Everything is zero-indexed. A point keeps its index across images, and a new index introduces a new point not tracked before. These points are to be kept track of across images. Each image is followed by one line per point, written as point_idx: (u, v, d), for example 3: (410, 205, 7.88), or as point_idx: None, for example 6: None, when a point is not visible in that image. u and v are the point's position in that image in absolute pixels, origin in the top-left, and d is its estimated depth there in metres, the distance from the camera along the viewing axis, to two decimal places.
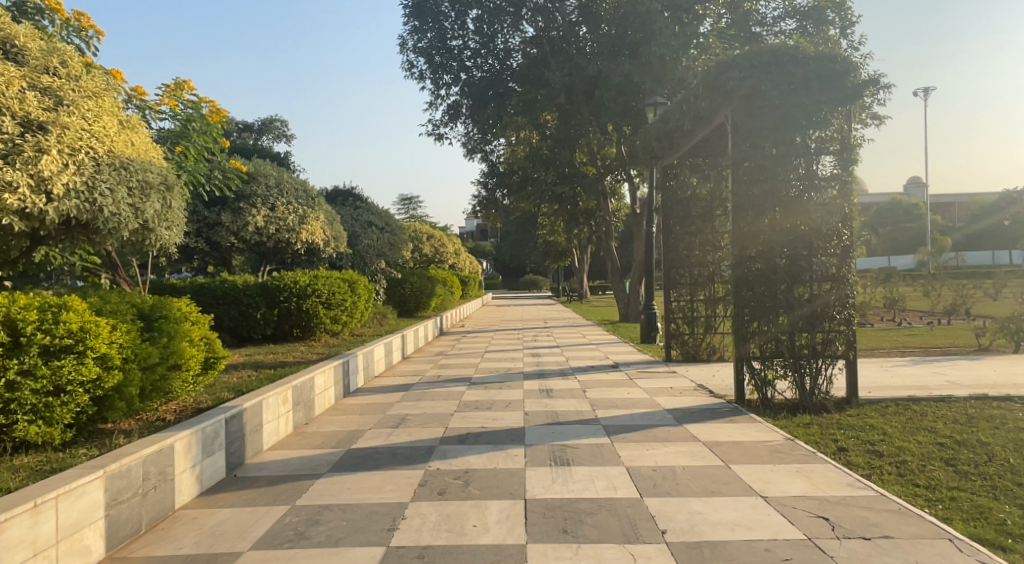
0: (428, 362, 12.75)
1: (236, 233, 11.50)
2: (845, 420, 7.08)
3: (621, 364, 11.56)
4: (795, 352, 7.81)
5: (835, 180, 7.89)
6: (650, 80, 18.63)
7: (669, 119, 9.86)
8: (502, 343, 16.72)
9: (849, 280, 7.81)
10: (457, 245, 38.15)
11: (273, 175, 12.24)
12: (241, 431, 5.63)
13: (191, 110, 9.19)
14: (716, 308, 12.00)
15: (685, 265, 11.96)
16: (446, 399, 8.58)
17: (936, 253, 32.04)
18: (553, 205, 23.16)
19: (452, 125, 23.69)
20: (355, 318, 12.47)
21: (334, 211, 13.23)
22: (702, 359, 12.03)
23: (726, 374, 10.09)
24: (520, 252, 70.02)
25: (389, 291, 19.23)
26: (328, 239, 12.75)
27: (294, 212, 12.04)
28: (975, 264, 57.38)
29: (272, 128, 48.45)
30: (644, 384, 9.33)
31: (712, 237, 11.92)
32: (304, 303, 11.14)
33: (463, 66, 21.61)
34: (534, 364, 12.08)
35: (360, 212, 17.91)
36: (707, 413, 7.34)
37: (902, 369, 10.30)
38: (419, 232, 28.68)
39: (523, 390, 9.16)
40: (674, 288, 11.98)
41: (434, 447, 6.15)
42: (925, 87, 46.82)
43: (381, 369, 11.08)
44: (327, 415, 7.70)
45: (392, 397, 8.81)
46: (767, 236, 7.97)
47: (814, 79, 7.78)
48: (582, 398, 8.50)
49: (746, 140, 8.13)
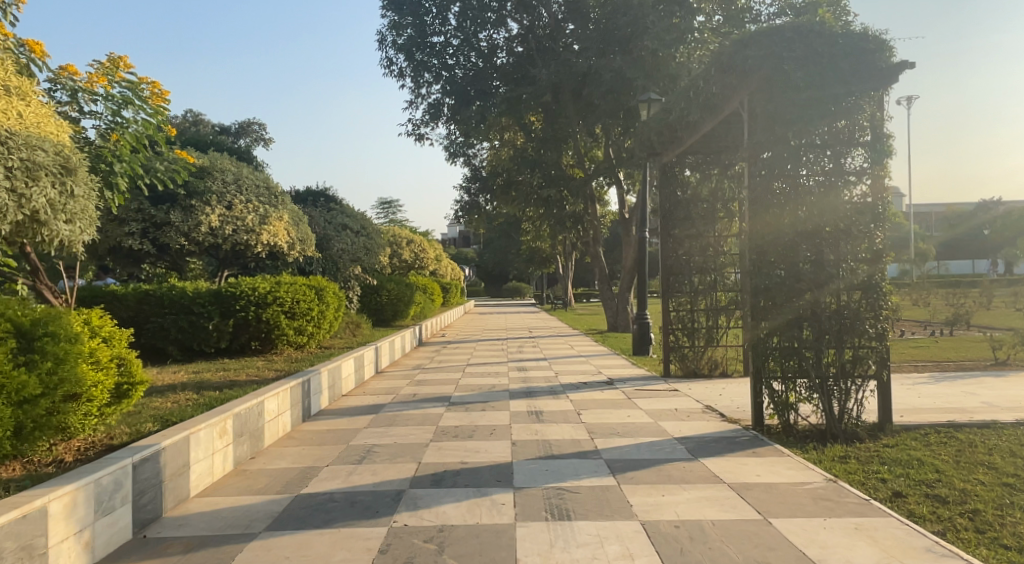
0: (403, 377, 11.57)
1: (187, 234, 10.31)
2: (886, 452, 6.06)
3: (616, 381, 10.46)
4: (822, 371, 6.79)
5: (866, 175, 6.90)
6: (643, 77, 17.63)
7: (671, 110, 8.83)
8: (485, 354, 15.58)
9: (882, 288, 6.80)
10: (439, 251, 36.90)
11: (232, 170, 11.08)
12: (156, 478, 4.51)
13: (129, 92, 8.05)
14: (719, 318, 10.99)
15: (685, 272, 10.93)
16: (420, 425, 7.44)
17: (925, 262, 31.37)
18: (539, 209, 21.91)
19: (432, 124, 22.60)
20: (322, 329, 11.30)
21: (300, 212, 12.08)
22: (704, 374, 10.96)
23: (735, 393, 9.04)
24: (503, 259, 68.79)
25: (364, 299, 18.03)
26: (293, 242, 11.60)
27: (254, 211, 10.90)
28: (958, 272, 57.18)
29: (249, 132, 47.05)
30: (645, 406, 8.25)
31: (713, 241, 10.93)
32: (263, 312, 9.99)
33: (444, 63, 20.55)
34: (520, 380, 10.96)
35: (333, 214, 16.72)
36: (725, 444, 6.27)
37: (927, 388, 9.31)
38: (398, 237, 27.44)
39: (509, 413, 8.04)
40: (673, 296, 10.95)
41: (403, 492, 5.02)
42: (908, 98, 46.44)
43: (349, 387, 9.92)
44: (278, 446, 6.54)
45: (358, 422, 7.66)
46: (788, 239, 6.96)
47: (843, 59, 6.81)
48: (578, 423, 7.39)
49: (765, 129, 7.11)
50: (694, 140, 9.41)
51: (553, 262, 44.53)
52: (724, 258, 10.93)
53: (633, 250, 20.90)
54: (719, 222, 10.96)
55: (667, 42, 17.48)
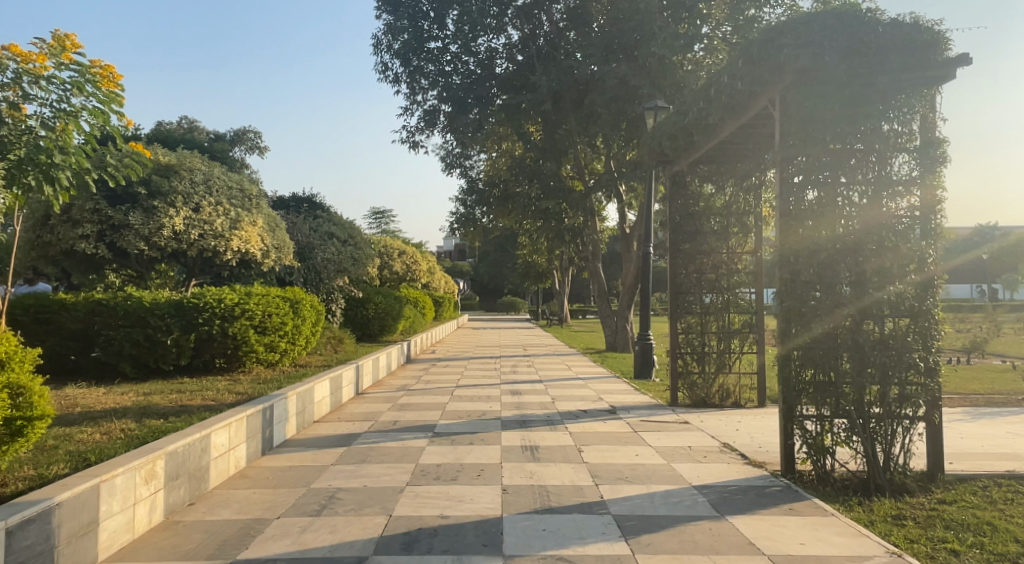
0: (384, 400, 10.56)
1: (147, 238, 9.34)
2: (947, 512, 5.11)
3: (618, 409, 9.48)
4: (864, 412, 5.85)
5: (915, 185, 5.99)
6: (648, 84, 16.80)
7: (686, 111, 7.93)
8: (477, 374, 14.62)
9: (934, 316, 5.87)
10: (432, 264, 35.93)
11: (201, 169, 10.13)
12: (43, 546, 3.51)
13: (78, 75, 7.08)
14: (732, 342, 9.98)
15: (695, 290, 10.00)
16: (396, 462, 6.45)
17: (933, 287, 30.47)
18: (536, 222, 20.95)
19: (427, 132, 21.70)
20: (296, 346, 10.33)
21: (278, 217, 11.13)
22: (713, 404, 9.98)
23: (753, 428, 8.06)
24: (498, 274, 67.74)
25: (349, 312, 17.05)
26: (268, 249, 10.65)
27: (224, 214, 9.95)
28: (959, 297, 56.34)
29: (245, 140, 46.28)
30: (654, 442, 7.28)
31: (726, 258, 9.97)
32: (230, 327, 9.04)
33: (441, 69, 19.75)
34: (513, 406, 9.98)
35: (320, 222, 15.76)
36: (754, 498, 5.30)
37: (966, 426, 8.35)
38: (389, 248, 26.47)
39: (500, 448, 7.06)
40: (681, 316, 10.01)
41: (365, 560, 4.04)
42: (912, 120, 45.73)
43: (323, 411, 8.92)
44: (225, 489, 5.54)
45: (325, 458, 6.66)
46: (825, 257, 6.03)
47: (894, 50, 5.89)
48: (579, 463, 6.42)
49: (798, 130, 6.19)
50: (710, 146, 8.52)
51: (549, 276, 43.71)
52: (737, 276, 9.96)
53: (634, 267, 20.05)
54: (732, 238, 10.02)
55: (676, 47, 16.59)
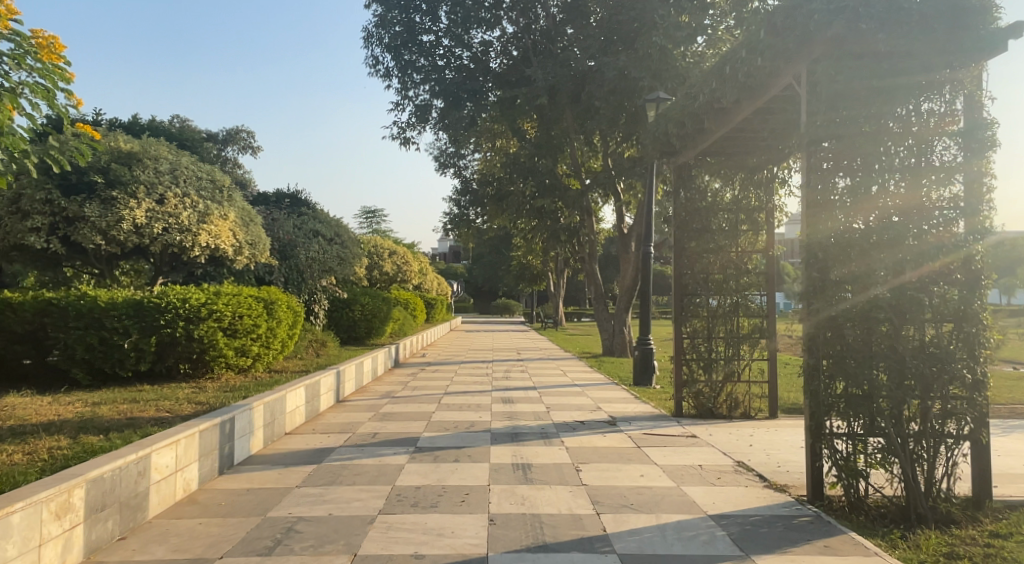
0: (366, 408, 9.80)
1: (105, 233, 8.64)
2: (1005, 550, 4.38)
3: (619, 420, 8.75)
4: (902, 430, 5.12)
5: (958, 172, 5.24)
6: (649, 76, 15.99)
7: (697, 94, 7.21)
8: (467, 380, 13.84)
9: (983, 321, 5.11)
10: (425, 265, 35.14)
11: (168, 157, 9.44)
12: None
13: (17, 45, 6.32)
14: (741, 349, 9.21)
15: (701, 292, 9.28)
16: (371, 484, 5.70)
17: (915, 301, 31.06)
18: (531, 222, 20.14)
19: (419, 128, 20.94)
20: (271, 351, 9.57)
21: (252, 211, 10.48)
22: (720, 415, 9.25)
23: (768, 443, 7.34)
24: (493, 276, 66.95)
25: (334, 314, 16.29)
26: (241, 245, 10.00)
27: (191, 207, 9.28)
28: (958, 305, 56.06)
29: (237, 139, 45.47)
30: (661, 460, 6.55)
31: (735, 258, 9.22)
32: (195, 329, 8.29)
33: (433, 63, 19.00)
34: (505, 416, 9.22)
35: (304, 219, 15.02)
36: (781, 532, 4.56)
37: (1000, 442, 7.62)
38: (380, 248, 25.64)
39: (489, 467, 6.31)
40: (686, 320, 9.28)
41: None
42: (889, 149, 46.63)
43: (296, 422, 8.15)
44: (167, 518, 4.78)
45: (290, 478, 5.89)
46: (859, 253, 5.29)
47: (936, 18, 5.16)
48: (578, 485, 5.67)
49: (828, 108, 5.46)
50: (722, 134, 7.79)
51: (543, 278, 42.90)
52: (748, 277, 9.19)
53: (632, 268, 19.33)
54: (742, 236, 9.23)
55: (677, 38, 15.84)
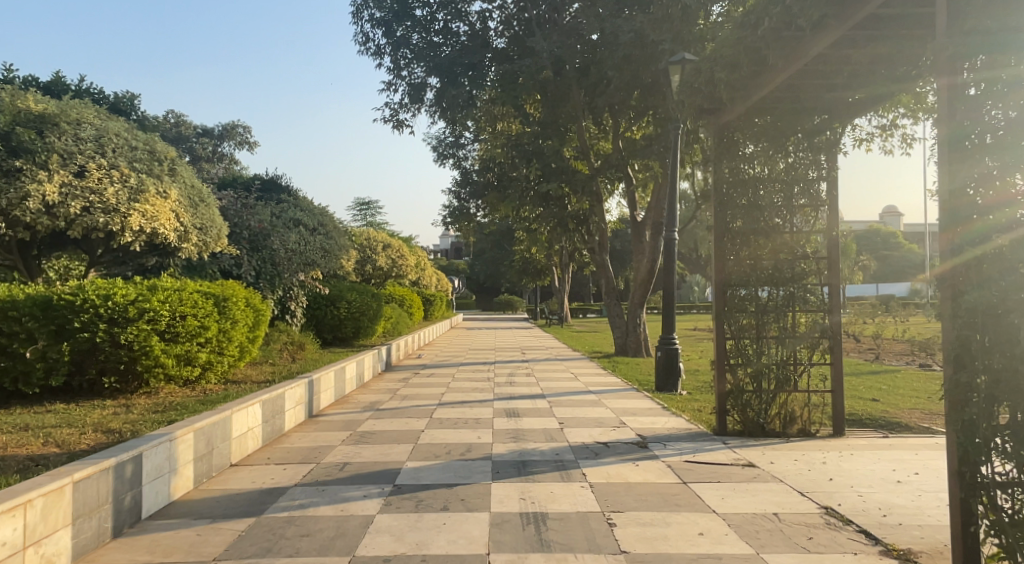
0: (341, 427, 8.07)
1: (8, 212, 7.15)
2: None
3: (650, 441, 7.02)
4: None
5: None
6: (669, 38, 13.91)
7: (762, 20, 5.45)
8: (466, 386, 12.11)
9: None
10: (423, 260, 33.34)
11: (93, 122, 7.96)
12: None
13: None
14: (799, 351, 7.44)
15: (749, 282, 7.50)
16: (320, 555, 3.99)
17: (916, 307, 30.75)
18: (536, 210, 18.04)
19: (413, 110, 19.21)
20: (226, 358, 7.90)
21: (204, 190, 8.89)
22: (772, 432, 7.48)
23: (855, 476, 5.59)
24: (495, 272, 65.08)
25: (316, 312, 14.61)
26: (187, 229, 8.41)
27: (119, 182, 7.71)
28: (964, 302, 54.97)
29: (235, 134, 43.79)
30: (723, 507, 4.83)
31: (791, 239, 7.44)
32: (121, 333, 6.66)
33: (427, 38, 17.29)
34: (509, 435, 7.48)
35: (283, 208, 13.51)
36: None
37: None
38: (373, 242, 23.93)
39: (488, 521, 4.60)
40: (730, 316, 7.54)
41: None
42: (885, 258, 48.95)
43: (247, 449, 6.45)
44: None
45: (209, 544, 4.19)
46: None
47: None
48: (616, 555, 3.97)
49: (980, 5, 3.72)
50: (792, 74, 6.09)
51: (549, 273, 41.10)
52: (805, 263, 7.46)
53: (647, 259, 17.66)
54: (798, 214, 7.47)
55: None
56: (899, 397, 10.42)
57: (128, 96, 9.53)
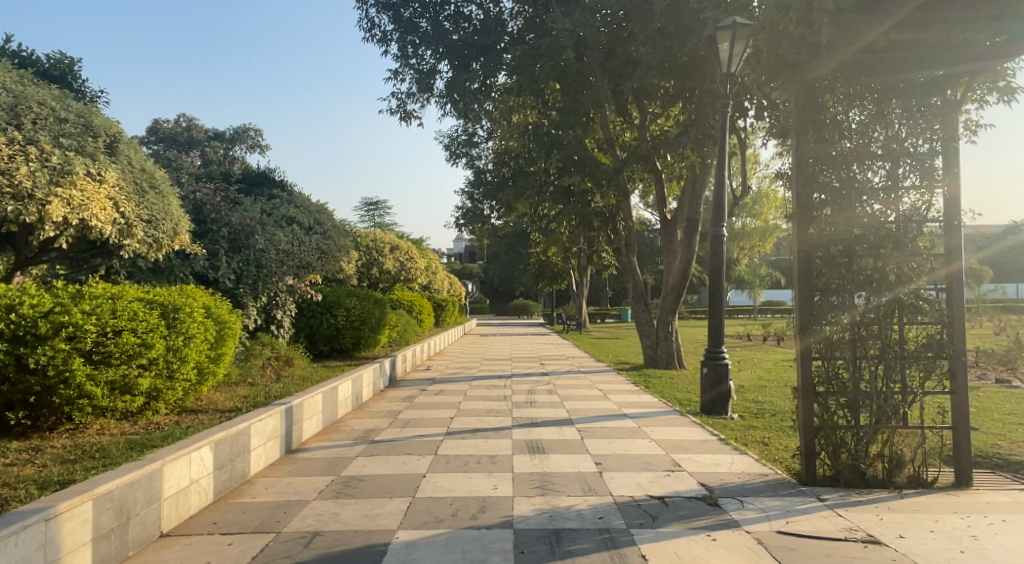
0: (322, 469, 6.43)
1: None
2: None
3: (721, 495, 5.33)
4: None
5: None
6: (712, 6, 12.23)
7: None
8: (479, 406, 10.46)
9: None
10: (434, 264, 31.71)
11: (9, 87, 6.42)
12: None
13: None
14: (910, 375, 5.73)
15: (844, 286, 5.76)
16: None
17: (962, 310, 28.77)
18: (556, 208, 16.34)
19: (421, 100, 17.65)
20: (179, 384, 6.36)
21: (154, 176, 7.43)
22: (874, 481, 5.78)
23: None
24: (510, 276, 63.28)
25: (311, 320, 13.06)
26: (130, 222, 6.92)
27: (41, 159, 6.16)
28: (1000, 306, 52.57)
29: (245, 138, 42.55)
30: None
31: (898, 230, 5.71)
32: (29, 355, 5.13)
33: (436, 19, 15.69)
34: (534, 483, 5.82)
35: (274, 204, 12.08)
36: None
37: None
38: (380, 244, 22.38)
39: None
40: (816, 332, 5.83)
41: None
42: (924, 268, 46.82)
43: (187, 511, 4.86)
44: None
45: None
46: None
47: None
48: None
49: None
50: None
51: (565, 276, 39.21)
52: (915, 261, 5.70)
53: (679, 261, 16.07)
54: (904, 199, 5.74)
55: None
56: (1001, 424, 8.63)
57: (66, 62, 8.09)
